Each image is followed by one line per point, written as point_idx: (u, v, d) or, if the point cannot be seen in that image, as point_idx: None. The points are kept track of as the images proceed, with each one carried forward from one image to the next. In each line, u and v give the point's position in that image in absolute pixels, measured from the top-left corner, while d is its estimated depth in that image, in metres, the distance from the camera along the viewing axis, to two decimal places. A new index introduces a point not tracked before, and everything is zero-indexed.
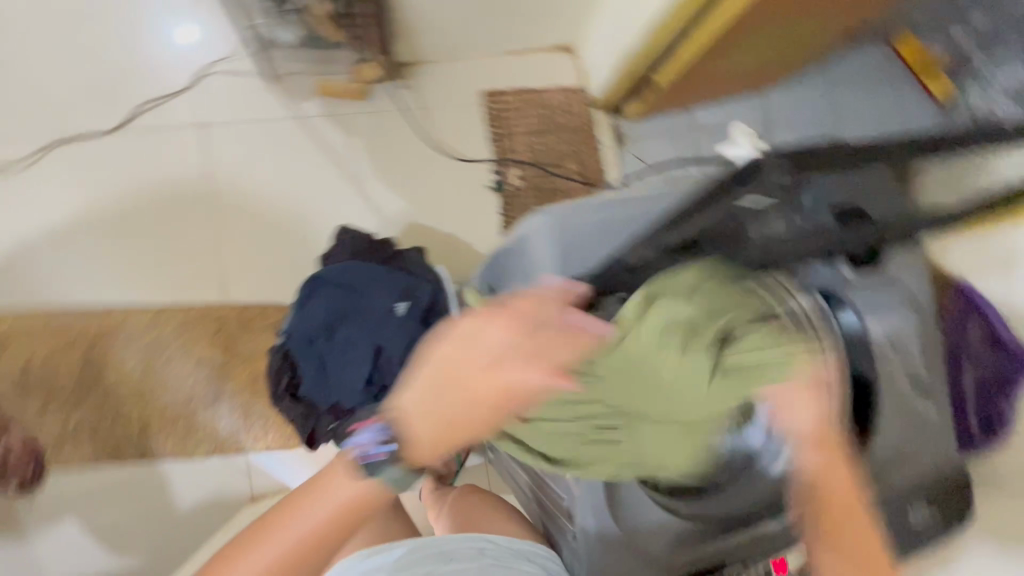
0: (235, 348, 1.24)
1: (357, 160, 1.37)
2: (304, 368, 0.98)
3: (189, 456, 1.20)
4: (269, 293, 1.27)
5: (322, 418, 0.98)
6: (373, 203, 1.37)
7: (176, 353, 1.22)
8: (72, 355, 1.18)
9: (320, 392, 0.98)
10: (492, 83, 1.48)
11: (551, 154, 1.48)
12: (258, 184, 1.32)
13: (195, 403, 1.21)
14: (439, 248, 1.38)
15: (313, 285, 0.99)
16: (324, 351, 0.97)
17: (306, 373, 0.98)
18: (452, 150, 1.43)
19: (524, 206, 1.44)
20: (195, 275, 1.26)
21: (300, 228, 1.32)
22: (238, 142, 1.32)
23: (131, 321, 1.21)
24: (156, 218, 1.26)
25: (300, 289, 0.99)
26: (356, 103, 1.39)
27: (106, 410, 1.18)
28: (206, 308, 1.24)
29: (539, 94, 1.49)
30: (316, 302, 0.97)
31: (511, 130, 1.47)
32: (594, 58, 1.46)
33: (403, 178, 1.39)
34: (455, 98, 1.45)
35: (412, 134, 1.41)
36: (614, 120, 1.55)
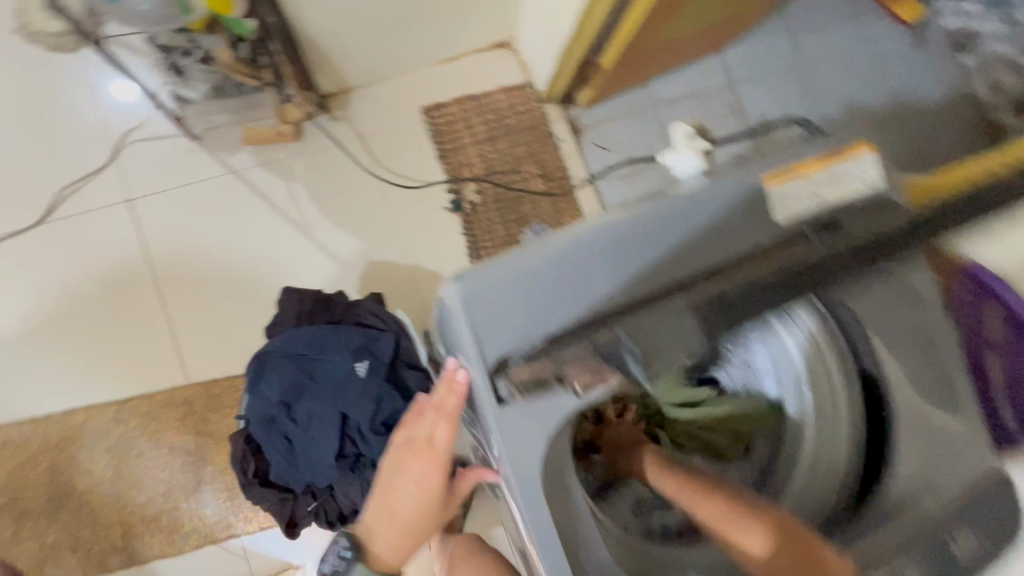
0: (207, 429, 1.16)
1: (301, 206, 1.29)
2: (270, 451, 0.90)
3: (179, 551, 1.13)
4: (233, 364, 1.20)
5: (299, 500, 0.91)
6: (327, 248, 1.28)
7: (146, 447, 1.14)
8: (36, 470, 1.11)
9: (292, 472, 0.90)
10: (430, 97, 1.38)
11: (507, 160, 1.38)
12: (201, 251, 1.23)
13: (176, 495, 1.14)
14: (405, 282, 1.30)
15: (263, 361, 0.90)
16: (288, 429, 0.89)
17: (273, 455, 0.90)
18: (401, 176, 1.34)
19: (488, 221, 1.35)
20: (152, 360, 1.18)
21: (254, 289, 1.24)
22: (171, 211, 1.24)
23: (92, 422, 1.14)
24: (100, 308, 1.18)
25: (250, 368, 0.91)
26: (289, 145, 1.30)
27: (83, 521, 1.11)
28: (169, 393, 1.17)
29: (482, 98, 1.40)
30: (270, 378, 0.89)
31: (460, 142, 1.37)
32: (534, 50, 1.36)
33: (354, 215, 1.31)
34: (394, 120, 1.36)
35: (355, 167, 1.32)
36: (567, 110, 1.45)
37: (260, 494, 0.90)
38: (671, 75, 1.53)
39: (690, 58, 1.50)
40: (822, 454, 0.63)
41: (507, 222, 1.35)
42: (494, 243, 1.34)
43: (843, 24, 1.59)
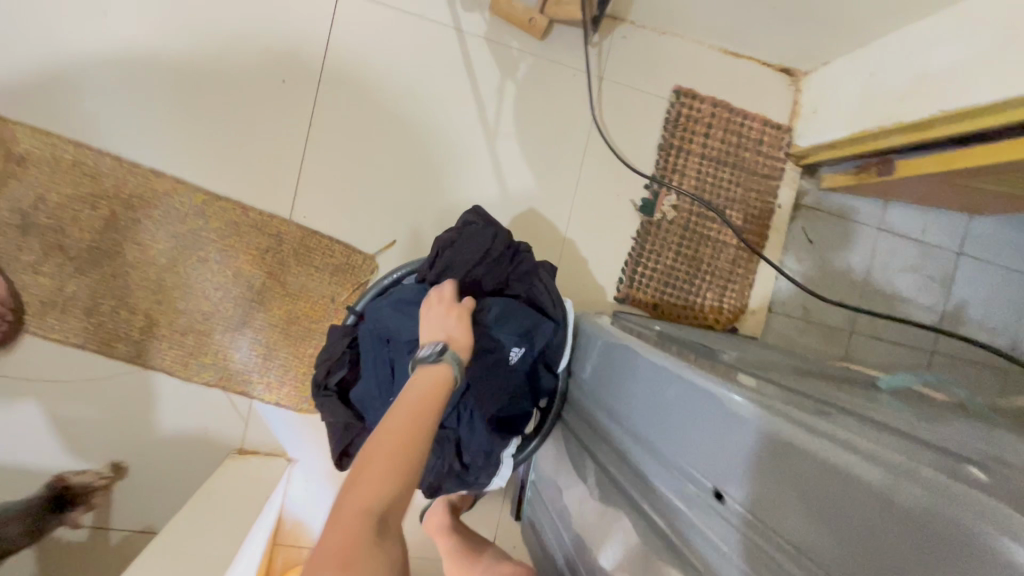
0: (281, 277, 1.01)
1: (499, 109, 1.09)
2: (366, 370, 0.75)
3: (187, 377, 0.99)
4: (343, 228, 1.03)
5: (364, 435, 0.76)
6: (499, 169, 1.10)
7: (213, 257, 0.98)
8: (92, 212, 0.94)
9: (374, 406, 0.74)
10: (688, 80, 1.17)
11: (719, 192, 1.19)
12: (377, 90, 1.03)
13: (215, 322, 0.99)
14: (549, 250, 1.13)
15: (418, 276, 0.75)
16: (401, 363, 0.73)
17: (366, 378, 0.74)
18: (611, 143, 1.14)
19: (663, 242, 1.17)
20: (266, 171, 1.00)
21: (405, 164, 1.05)
22: (372, 28, 1.02)
23: (173, 198, 0.97)
24: (245, 84, 0.99)
25: None
26: (527, 38, 1.08)
27: (110, 291, 0.96)
28: (265, 216, 1.00)
29: (737, 115, 1.19)
30: (419, 298, 0.74)
31: (688, 147, 1.17)
32: (825, 102, 1.15)
33: (544, 151, 1.12)
34: (640, 80, 1.15)
35: (575, 103, 1.12)
36: (802, 179, 1.26)
37: (330, 408, 0.75)
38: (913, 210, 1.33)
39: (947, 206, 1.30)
40: None
41: (681, 254, 1.18)
42: (655, 267, 1.17)
43: None
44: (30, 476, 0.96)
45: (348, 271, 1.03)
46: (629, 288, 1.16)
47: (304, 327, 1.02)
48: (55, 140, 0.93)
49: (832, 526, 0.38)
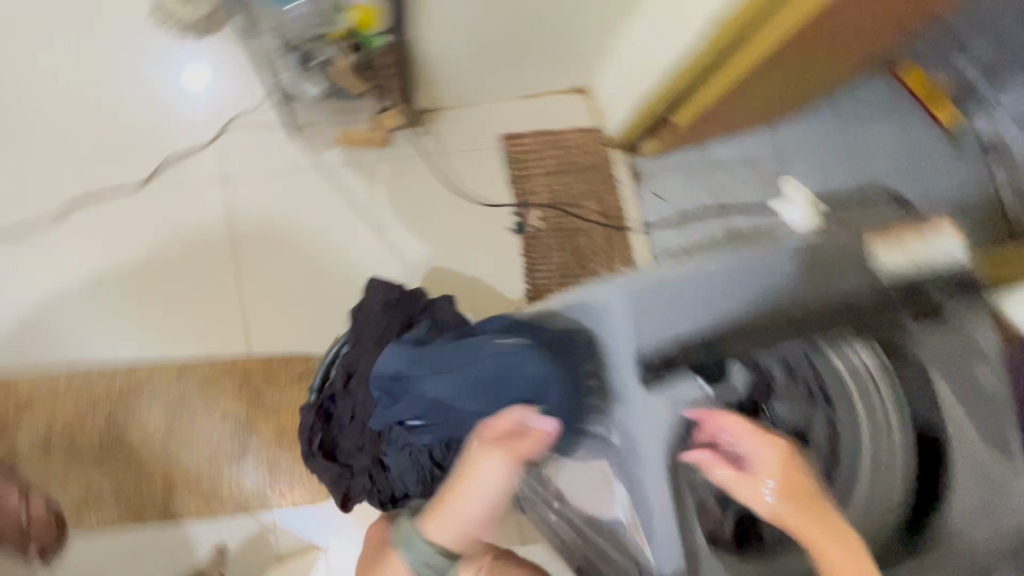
0: (260, 401, 1.22)
1: (378, 207, 1.38)
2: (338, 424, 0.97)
3: (213, 516, 1.16)
4: (294, 343, 1.26)
5: (356, 478, 0.97)
6: (396, 249, 1.37)
7: (201, 409, 1.19)
8: (95, 415, 1.16)
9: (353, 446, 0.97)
10: (509, 127, 1.50)
11: (571, 193, 1.49)
12: (281, 233, 1.31)
13: (220, 460, 1.18)
14: (462, 291, 1.38)
15: (350, 341, 1.00)
16: (359, 406, 0.96)
17: (341, 429, 0.97)
18: (472, 194, 1.44)
19: (546, 247, 1.44)
20: (218, 327, 1.24)
21: (324, 276, 1.31)
22: (261, 192, 1.32)
23: (155, 377, 1.19)
24: (181, 272, 1.26)
25: (337, 345, 1.01)
26: (377, 150, 1.40)
27: (129, 471, 1.15)
28: (230, 361, 1.23)
29: (556, 135, 1.51)
30: (355, 355, 0.98)
31: (531, 172, 1.48)
32: (610, 98, 1.48)
33: (424, 222, 1.40)
34: (473, 142, 1.47)
35: (432, 179, 1.42)
36: (630, 157, 1.56)
37: (320, 465, 0.96)
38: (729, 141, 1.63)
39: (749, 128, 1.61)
40: (882, 461, 0.72)
41: (564, 250, 1.44)
42: (549, 268, 1.42)
43: (889, 120, 1.71)
44: None
45: (311, 374, 1.24)
46: (536, 292, 1.40)
47: (293, 434, 1.22)
48: (51, 374, 1.16)
49: None
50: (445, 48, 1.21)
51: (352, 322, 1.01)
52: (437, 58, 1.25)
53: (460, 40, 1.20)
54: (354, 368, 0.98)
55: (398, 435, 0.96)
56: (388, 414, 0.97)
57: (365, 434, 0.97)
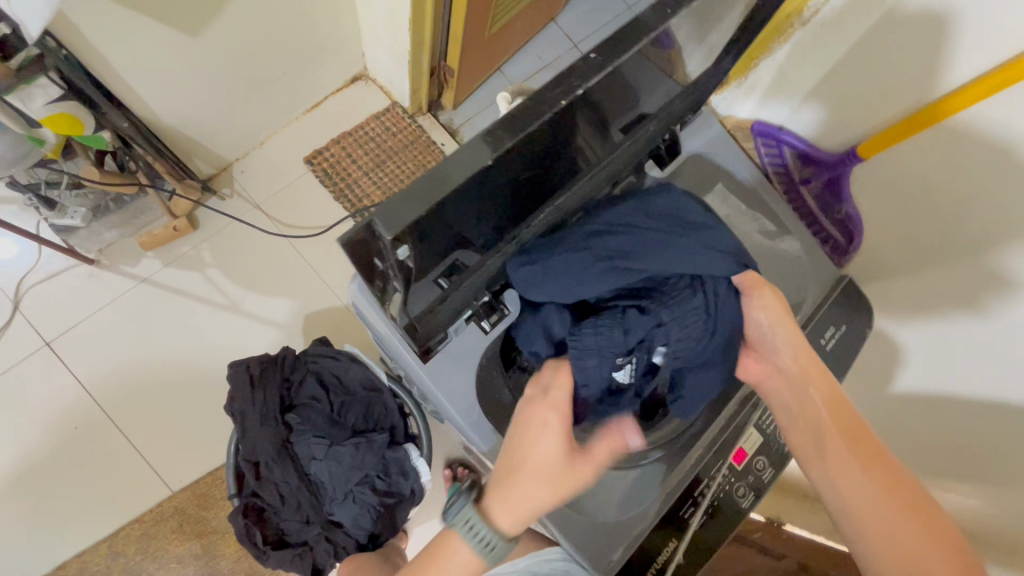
0: (208, 528, 1.17)
1: (223, 288, 1.31)
2: (274, 510, 0.94)
3: None
4: (211, 457, 1.21)
5: (318, 549, 0.94)
6: (262, 318, 1.31)
7: (155, 567, 1.15)
8: None
9: (299, 522, 0.94)
10: (308, 147, 1.44)
11: (400, 178, 1.45)
12: (139, 364, 1.24)
13: None
14: (346, 320, 1.35)
15: (239, 431, 0.94)
16: (283, 483, 0.93)
17: (280, 513, 0.94)
18: (307, 228, 1.39)
19: None
20: (128, 484, 1.17)
21: (204, 380, 1.25)
22: (95, 338, 1.23)
23: (92, 566, 1.13)
24: (59, 454, 1.17)
25: (229, 442, 0.96)
26: (190, 236, 1.32)
27: None
28: (157, 509, 1.17)
29: (356, 131, 1.46)
30: (250, 442, 0.93)
31: (352, 178, 1.44)
32: (385, 71, 1.42)
33: (275, 279, 1.34)
34: (282, 180, 1.40)
35: (261, 234, 1.36)
36: (438, 116, 1.53)
37: (276, 559, 0.92)
38: (521, 55, 1.61)
39: (532, 34, 1.60)
40: None
41: None
42: None
43: None
44: None
45: None
46: None
47: None
48: None
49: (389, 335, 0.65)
50: (185, 111, 1.13)
51: (231, 416, 0.95)
52: (185, 124, 1.16)
53: (195, 95, 1.12)
54: (256, 457, 0.94)
55: (333, 491, 0.95)
56: (314, 477, 0.96)
57: (302, 508, 0.95)
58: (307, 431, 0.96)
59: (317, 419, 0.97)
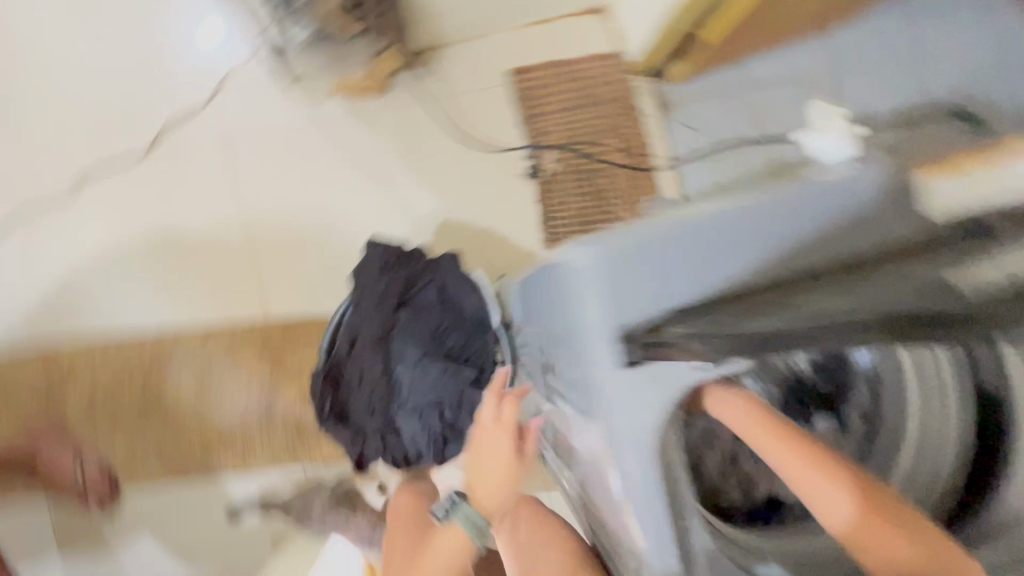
0: (283, 362, 1.24)
1: (384, 159, 1.31)
2: (348, 385, 0.96)
3: (249, 469, 1.22)
4: (308, 305, 1.26)
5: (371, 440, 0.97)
6: (404, 202, 1.31)
7: (228, 371, 1.23)
8: (132, 380, 1.20)
9: (365, 411, 0.95)
10: (518, 59, 1.36)
11: (589, 131, 1.35)
12: (288, 193, 1.28)
13: (250, 420, 1.23)
14: (475, 242, 1.32)
15: (357, 298, 0.97)
16: (368, 368, 0.95)
17: (354, 393, 0.96)
18: (482, 138, 1.34)
19: (563, 192, 1.34)
20: (237, 290, 1.25)
21: (333, 234, 1.28)
22: (263, 151, 1.28)
23: (182, 343, 1.22)
24: (195, 237, 1.25)
25: (345, 299, 0.99)
26: (378, 98, 1.32)
27: (168, 429, 1.21)
28: (251, 323, 1.24)
29: (571, 65, 1.36)
30: (363, 312, 0.95)
31: (545, 108, 1.35)
32: (628, 17, 1.31)
33: (431, 174, 1.33)
34: (479, 83, 1.35)
35: (439, 126, 1.33)
36: (654, 83, 1.40)
37: (335, 429, 0.96)
38: None
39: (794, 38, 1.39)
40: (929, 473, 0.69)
41: (582, 195, 1.34)
42: (568, 214, 1.33)
43: None
44: None
45: None
46: (554, 241, 1.32)
47: None
48: (87, 340, 1.21)
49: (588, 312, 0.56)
50: None
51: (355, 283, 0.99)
52: None
53: None
54: (359, 331, 0.95)
55: (404, 400, 0.95)
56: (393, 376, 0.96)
57: (372, 397, 0.95)
58: (401, 335, 0.94)
59: (411, 331, 0.95)
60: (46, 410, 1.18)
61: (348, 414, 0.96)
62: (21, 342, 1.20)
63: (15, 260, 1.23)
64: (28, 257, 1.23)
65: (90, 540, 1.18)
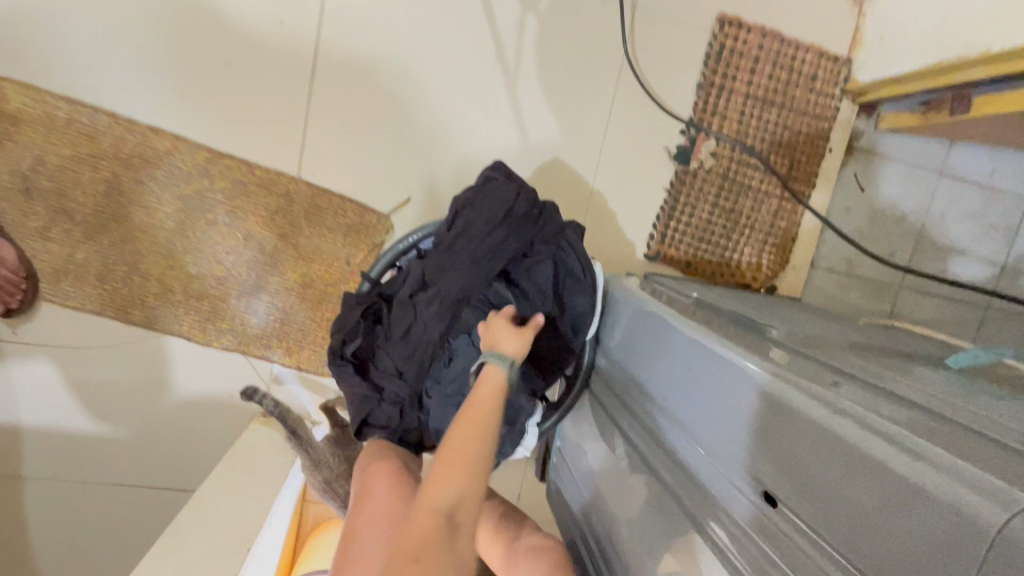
0: (295, 239, 0.97)
1: (521, 48, 0.97)
2: (388, 334, 0.72)
3: (207, 342, 0.98)
4: (352, 185, 0.96)
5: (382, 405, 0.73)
6: (520, 116, 1.00)
7: (222, 219, 0.94)
8: (94, 174, 0.89)
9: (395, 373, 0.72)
10: (737, 6, 1.02)
11: (765, 138, 1.07)
12: (386, 28, 0.93)
13: (229, 287, 0.97)
14: (574, 204, 1.06)
15: (452, 237, 0.73)
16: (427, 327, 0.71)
17: (392, 347, 0.72)
18: (646, 82, 1.02)
19: (699, 194, 1.08)
20: (273, 124, 0.92)
21: (419, 112, 0.96)
22: None
23: (175, 158, 0.91)
24: (240, 26, 0.89)
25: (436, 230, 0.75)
26: None
27: (121, 256, 0.92)
28: (273, 174, 0.94)
29: (790, 48, 1.04)
30: (454, 260, 0.71)
31: (734, 83, 1.04)
32: (892, 28, 0.99)
33: (566, 97, 1.01)
34: (679, 9, 1.01)
35: (606, 41, 1.00)
36: (857, 119, 1.13)
37: (347, 376, 0.71)
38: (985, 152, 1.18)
39: None
40: None
41: (717, 207, 1.08)
42: (689, 221, 1.08)
43: None
44: (66, 439, 0.98)
45: (363, 232, 0.98)
46: (660, 245, 1.08)
47: (321, 291, 0.99)
48: (45, 94, 0.86)
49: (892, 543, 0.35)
50: None
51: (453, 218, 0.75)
52: None
53: None
54: (434, 278, 0.72)
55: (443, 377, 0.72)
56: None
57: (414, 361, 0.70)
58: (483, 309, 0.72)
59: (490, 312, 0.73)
60: None
61: (370, 367, 0.72)
62: None
63: None
64: None
65: None
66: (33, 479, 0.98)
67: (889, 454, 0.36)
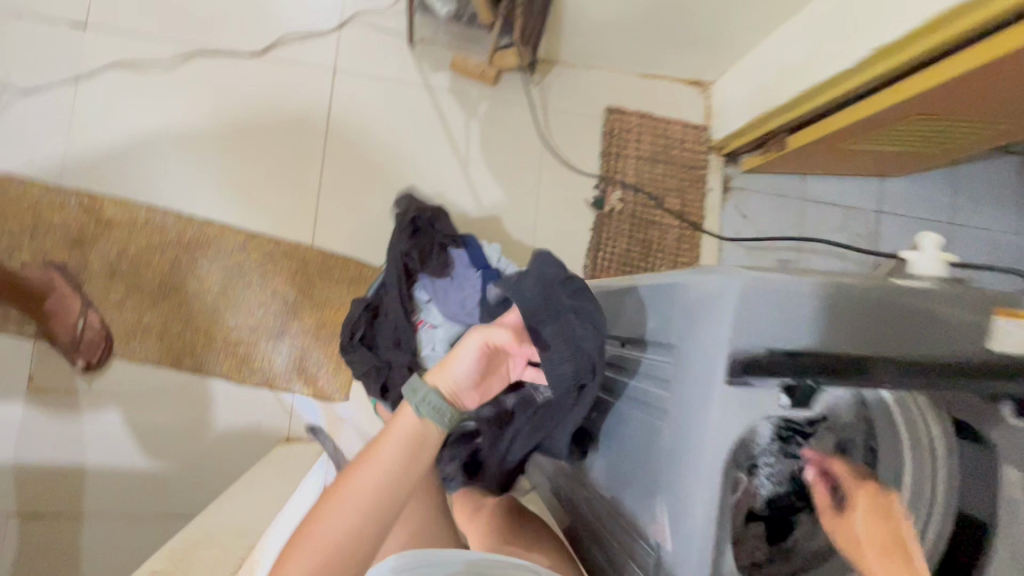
0: (310, 292, 1.26)
1: (469, 143, 1.37)
2: (385, 320, 0.97)
3: (241, 381, 1.22)
4: (352, 247, 1.29)
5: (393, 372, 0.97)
6: (473, 188, 1.36)
7: (256, 281, 1.24)
8: (162, 257, 1.20)
9: (394, 347, 0.96)
10: (618, 101, 1.45)
11: (657, 185, 1.44)
12: (374, 138, 1.32)
13: (259, 333, 1.24)
14: (523, 248, 1.38)
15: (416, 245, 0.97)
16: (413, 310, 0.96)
17: (389, 328, 0.97)
18: (563, 156, 1.42)
19: (616, 230, 1.41)
20: (294, 210, 1.27)
21: (400, 193, 1.32)
22: (365, 94, 1.32)
23: (222, 240, 1.23)
24: (270, 148, 1.27)
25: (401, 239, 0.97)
26: (484, 86, 1.38)
27: (178, 317, 1.20)
28: (294, 245, 1.26)
29: (661, 123, 1.46)
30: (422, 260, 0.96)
31: (625, 150, 1.44)
32: (728, 102, 1.42)
33: (506, 172, 1.39)
34: (578, 106, 1.43)
35: (529, 131, 1.40)
36: (726, 166, 1.51)
37: (359, 357, 0.97)
38: (830, 180, 1.56)
39: (855, 173, 1.53)
40: None
41: (632, 238, 1.42)
42: (614, 251, 1.41)
43: (1000, 207, 1.63)
44: (121, 477, 1.16)
45: (362, 281, 1.28)
46: (594, 270, 1.39)
47: (331, 331, 1.26)
48: (131, 205, 1.20)
49: (696, 333, 0.53)
50: (587, 3, 1.17)
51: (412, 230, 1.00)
52: (577, 12, 1.21)
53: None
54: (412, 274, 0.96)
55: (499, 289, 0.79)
56: (427, 326, 0.99)
57: (407, 334, 0.95)
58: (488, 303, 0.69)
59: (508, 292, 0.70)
60: (69, 256, 1.17)
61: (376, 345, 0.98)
62: (67, 182, 1.19)
63: (89, 103, 1.21)
64: (103, 105, 1.22)
65: (58, 397, 1.15)
66: (91, 517, 1.15)
67: (689, 282, 0.56)
